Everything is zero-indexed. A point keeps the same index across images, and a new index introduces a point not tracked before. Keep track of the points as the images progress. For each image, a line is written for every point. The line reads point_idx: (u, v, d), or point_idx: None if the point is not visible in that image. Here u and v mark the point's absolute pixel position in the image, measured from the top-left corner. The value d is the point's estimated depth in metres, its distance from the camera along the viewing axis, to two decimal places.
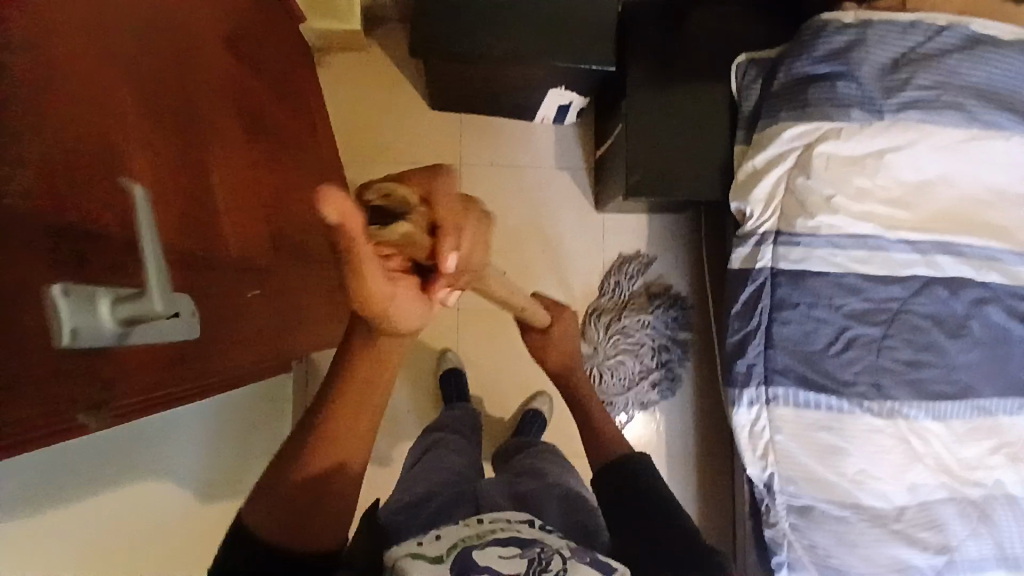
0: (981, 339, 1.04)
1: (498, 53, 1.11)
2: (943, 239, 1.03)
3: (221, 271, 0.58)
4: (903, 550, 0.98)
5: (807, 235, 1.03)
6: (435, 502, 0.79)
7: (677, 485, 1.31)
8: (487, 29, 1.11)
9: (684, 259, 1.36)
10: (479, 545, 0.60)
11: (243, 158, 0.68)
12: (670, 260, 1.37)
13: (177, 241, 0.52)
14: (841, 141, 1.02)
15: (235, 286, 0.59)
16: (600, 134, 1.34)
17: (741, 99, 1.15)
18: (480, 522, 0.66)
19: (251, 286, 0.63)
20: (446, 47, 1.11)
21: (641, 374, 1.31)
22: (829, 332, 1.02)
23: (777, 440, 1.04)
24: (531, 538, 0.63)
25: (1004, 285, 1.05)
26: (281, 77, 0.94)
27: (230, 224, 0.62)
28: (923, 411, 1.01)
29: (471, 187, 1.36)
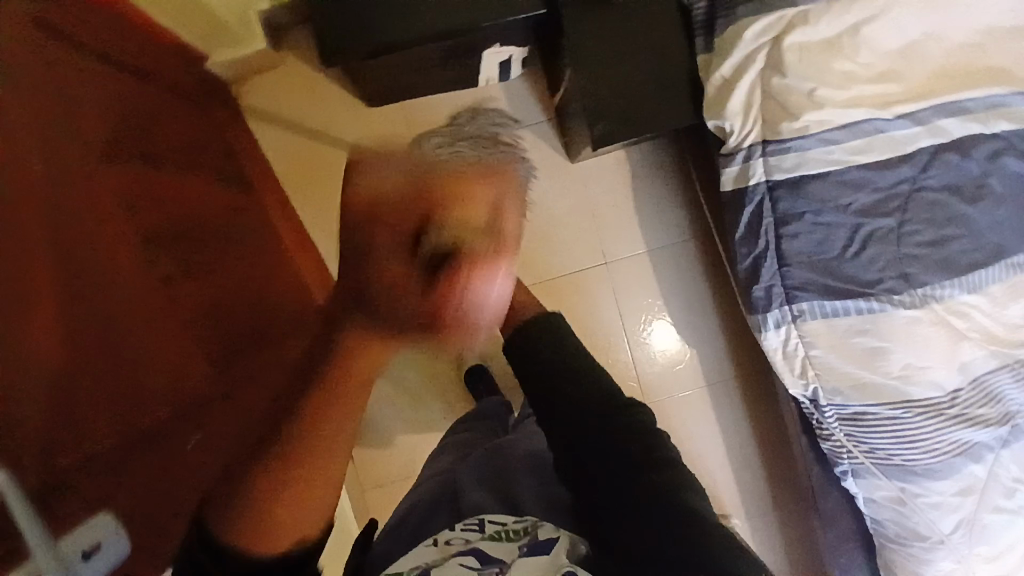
0: (1006, 194, 0.96)
1: (417, 37, 1.00)
2: (943, 102, 0.94)
3: (162, 444, 0.59)
4: (963, 431, 0.97)
5: (796, 138, 0.94)
6: (415, 517, 0.86)
7: (724, 412, 1.30)
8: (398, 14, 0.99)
9: (672, 186, 1.29)
10: (439, 567, 0.76)
11: (164, 291, 0.65)
12: (660, 190, 1.29)
13: (102, 442, 0.50)
14: (810, 26, 0.91)
15: (170, 445, 0.60)
16: (551, 79, 1.23)
17: (690, 0, 1.03)
18: (445, 543, 0.79)
19: (200, 427, 0.64)
20: (359, 48, 1.00)
21: None
22: (843, 235, 0.95)
23: (814, 355, 1.01)
24: (488, 540, 0.79)
25: (1017, 129, 0.96)
26: (198, 142, 0.86)
27: (163, 382, 0.61)
28: (959, 287, 0.95)
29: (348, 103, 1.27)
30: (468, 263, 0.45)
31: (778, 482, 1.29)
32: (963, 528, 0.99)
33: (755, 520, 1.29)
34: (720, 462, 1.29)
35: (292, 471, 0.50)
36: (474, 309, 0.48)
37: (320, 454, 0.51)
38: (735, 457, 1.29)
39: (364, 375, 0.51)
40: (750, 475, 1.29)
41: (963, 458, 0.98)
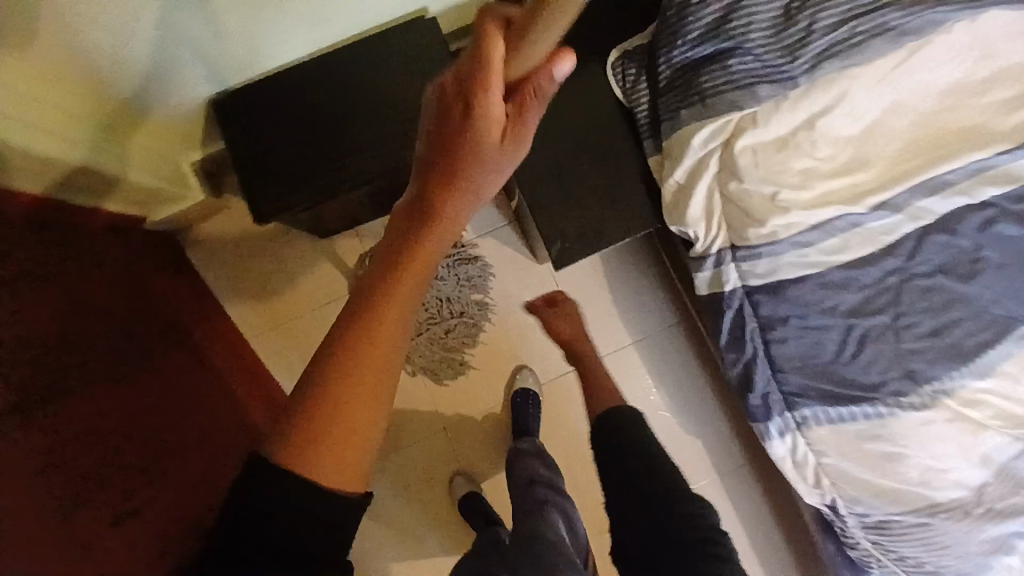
0: (1003, 265, 0.88)
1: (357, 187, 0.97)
2: (917, 181, 0.87)
3: None
4: (993, 527, 0.89)
5: (767, 244, 0.87)
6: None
7: (740, 500, 1.23)
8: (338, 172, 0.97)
9: (653, 284, 1.23)
10: None
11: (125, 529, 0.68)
12: (642, 287, 1.23)
13: None
14: (759, 128, 0.85)
15: None
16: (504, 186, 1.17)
17: (631, 104, 0.97)
18: None
19: None
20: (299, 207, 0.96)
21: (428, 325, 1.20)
22: (835, 338, 0.88)
23: (825, 463, 0.94)
24: None
25: (1005, 192, 0.88)
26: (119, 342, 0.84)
27: None
28: (970, 376, 0.87)
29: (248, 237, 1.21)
30: (463, 149, 0.40)
31: (808, 566, 1.22)
32: None
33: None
34: (744, 553, 1.22)
35: (359, 311, 0.42)
36: (457, 196, 0.42)
37: (372, 343, 0.42)
38: (759, 546, 1.22)
39: (421, 263, 0.43)
40: (777, 562, 1.22)
41: (1000, 555, 0.90)
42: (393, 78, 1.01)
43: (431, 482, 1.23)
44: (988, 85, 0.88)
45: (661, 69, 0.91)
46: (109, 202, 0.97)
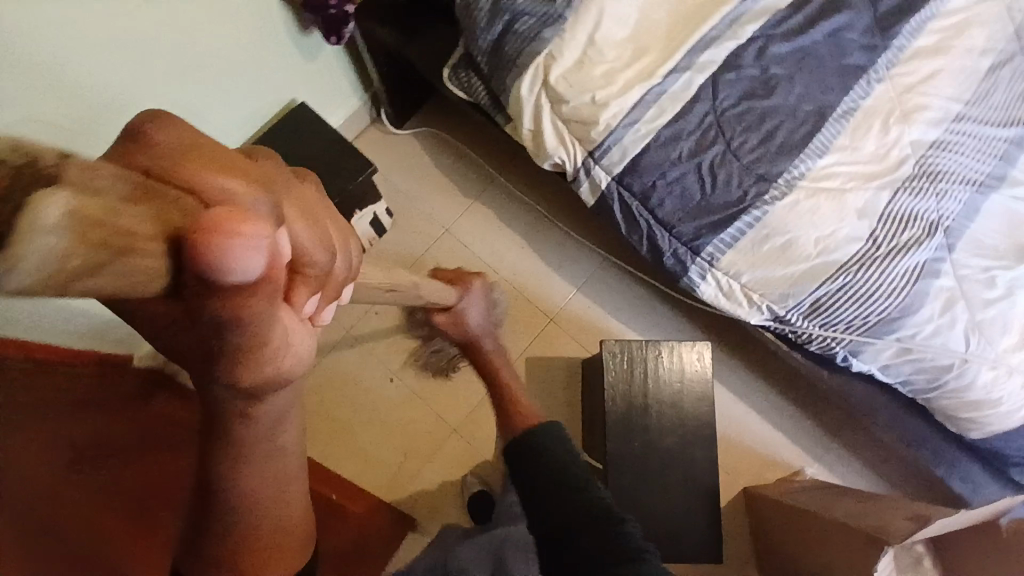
0: (792, 72, 1.10)
1: None
2: (692, 43, 1.09)
3: None
4: (909, 259, 1.00)
5: (609, 137, 1.08)
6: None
7: (725, 374, 1.30)
8: None
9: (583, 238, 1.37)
10: None
11: None
12: (573, 250, 1.38)
13: None
14: (558, 60, 1.07)
15: None
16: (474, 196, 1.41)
17: (474, 97, 1.22)
18: None
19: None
20: None
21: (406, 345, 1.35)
22: (694, 177, 1.06)
23: (746, 281, 1.06)
24: None
25: (763, 24, 1.11)
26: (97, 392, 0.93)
27: None
28: (813, 158, 1.05)
29: None
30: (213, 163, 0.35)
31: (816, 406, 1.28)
32: (975, 337, 0.99)
33: (822, 451, 1.26)
34: (752, 418, 1.28)
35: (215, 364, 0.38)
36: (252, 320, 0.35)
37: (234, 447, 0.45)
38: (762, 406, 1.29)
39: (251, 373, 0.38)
40: (787, 414, 1.28)
41: (924, 280, 1.00)
42: (291, 154, 1.23)
43: (447, 492, 1.28)
44: None
45: (479, 58, 1.16)
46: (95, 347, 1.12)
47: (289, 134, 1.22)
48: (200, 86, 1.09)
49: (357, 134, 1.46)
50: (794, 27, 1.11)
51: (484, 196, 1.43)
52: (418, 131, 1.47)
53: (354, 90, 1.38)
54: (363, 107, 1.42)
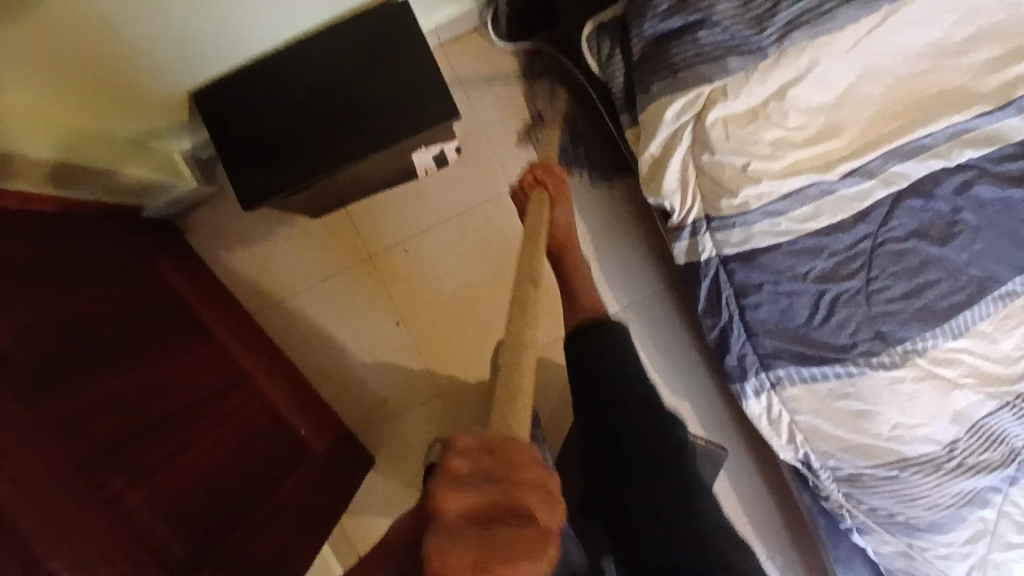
0: (981, 225, 0.90)
1: (345, 152, 0.99)
2: (891, 146, 0.87)
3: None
4: (968, 481, 0.93)
5: (739, 215, 0.89)
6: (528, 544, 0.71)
7: (732, 467, 1.18)
8: (327, 139, 1.00)
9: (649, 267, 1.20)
10: None
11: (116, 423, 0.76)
12: (636, 269, 1.21)
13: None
14: (729, 101, 0.85)
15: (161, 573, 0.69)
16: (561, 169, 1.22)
17: (608, 77, 0.99)
18: None
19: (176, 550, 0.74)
20: (289, 172, 0.99)
21: (427, 294, 1.26)
22: (808, 302, 0.91)
23: (799, 420, 0.96)
24: None
25: (984, 153, 0.90)
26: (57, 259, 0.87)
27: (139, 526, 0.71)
28: (944, 336, 0.90)
29: (237, 228, 1.24)
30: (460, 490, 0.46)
31: (799, 538, 1.18)
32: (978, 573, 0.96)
33: None
34: None
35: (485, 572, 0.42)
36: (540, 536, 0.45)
37: None
38: (750, 513, 1.18)
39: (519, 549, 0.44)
40: (768, 533, 1.18)
41: (969, 507, 0.94)
42: (373, 55, 1.01)
43: (410, 453, 1.25)
44: (968, 45, 0.90)
45: (633, 41, 0.91)
46: (69, 192, 0.99)
47: (374, 32, 1.01)
48: None
49: (455, 34, 1.21)
50: (1012, 172, 0.91)
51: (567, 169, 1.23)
52: (525, 60, 1.23)
53: None
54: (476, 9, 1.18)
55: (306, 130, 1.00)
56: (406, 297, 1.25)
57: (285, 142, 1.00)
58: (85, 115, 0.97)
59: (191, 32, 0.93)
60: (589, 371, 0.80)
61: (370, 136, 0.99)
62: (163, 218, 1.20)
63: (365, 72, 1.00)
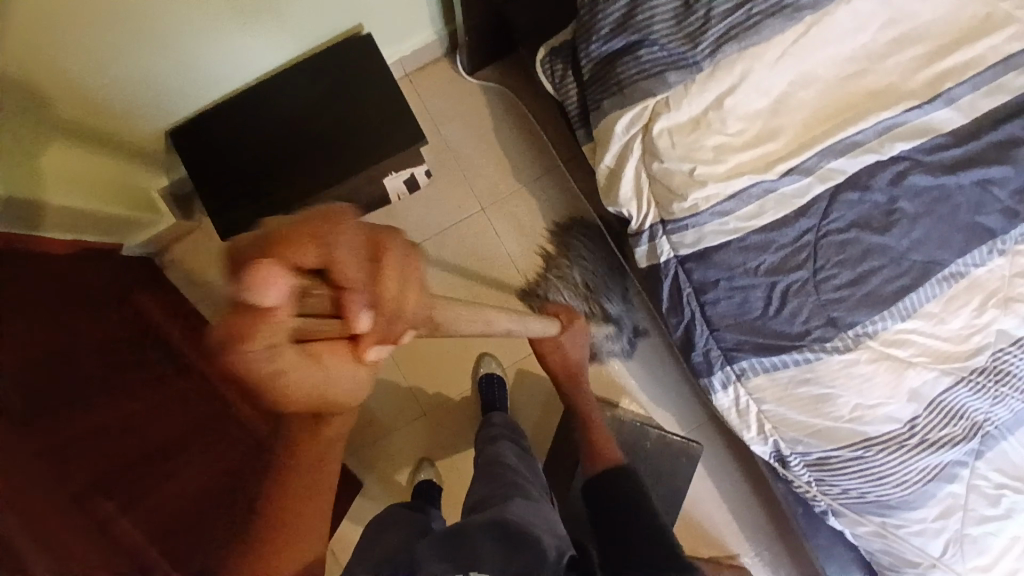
0: (919, 213, 0.96)
1: (320, 182, 1.05)
2: (827, 144, 0.94)
3: None
4: (931, 457, 0.97)
5: (690, 216, 0.94)
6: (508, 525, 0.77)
7: (711, 464, 1.22)
8: (301, 171, 1.05)
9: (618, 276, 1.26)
10: None
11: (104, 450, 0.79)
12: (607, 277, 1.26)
13: None
14: (672, 111, 0.91)
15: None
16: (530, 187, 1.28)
17: (563, 98, 1.06)
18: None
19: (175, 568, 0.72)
20: (266, 204, 1.04)
21: None
22: (761, 295, 0.96)
23: (766, 409, 1.00)
24: None
25: (916, 145, 0.97)
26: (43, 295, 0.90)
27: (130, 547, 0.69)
28: (892, 318, 0.95)
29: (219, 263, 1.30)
30: None
31: (783, 529, 1.20)
32: (953, 548, 0.99)
33: None
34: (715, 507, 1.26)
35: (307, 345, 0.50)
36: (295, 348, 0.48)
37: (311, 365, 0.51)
38: (733, 508, 1.21)
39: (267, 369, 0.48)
40: (753, 527, 1.21)
41: (937, 482, 0.97)
42: (340, 89, 1.07)
43: (400, 471, 1.28)
44: (892, 47, 0.97)
45: (582, 61, 0.98)
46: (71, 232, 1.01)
47: (341, 67, 1.07)
48: None
49: (420, 66, 1.28)
50: (943, 161, 0.97)
51: (535, 187, 1.29)
52: (487, 86, 1.30)
53: (432, 23, 1.20)
54: (438, 42, 1.25)
55: (280, 164, 1.05)
56: None
57: (262, 176, 1.05)
58: (77, 157, 1.00)
59: (164, 75, 0.99)
60: (617, 486, 0.97)
61: (344, 166, 1.05)
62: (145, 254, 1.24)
63: (334, 105, 1.07)
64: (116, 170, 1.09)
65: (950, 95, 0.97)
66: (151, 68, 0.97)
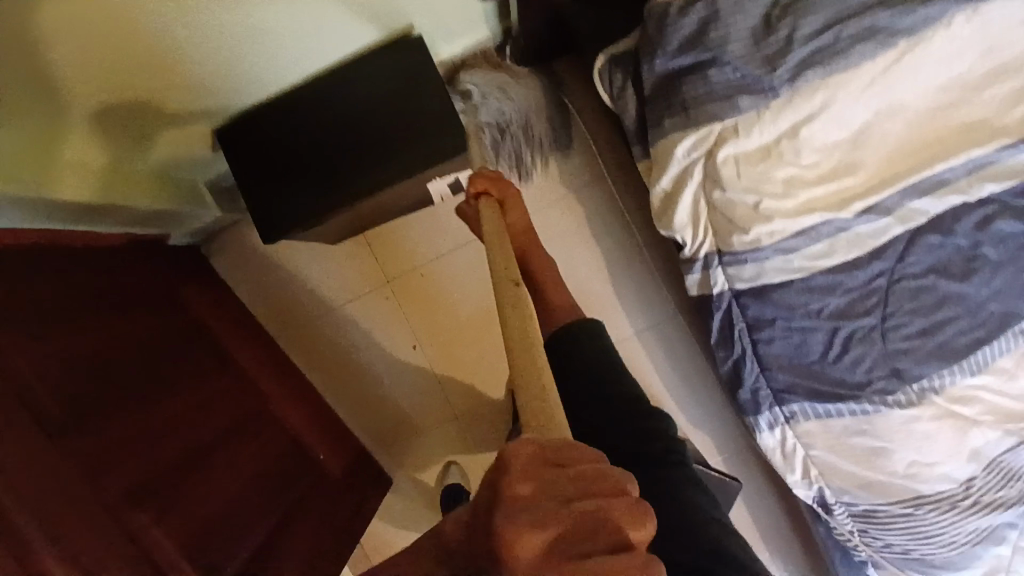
0: (1003, 260, 0.88)
1: (364, 187, 1.01)
2: (910, 182, 0.86)
3: None
4: (984, 518, 0.91)
5: (751, 251, 0.88)
6: None
7: (745, 493, 1.18)
8: (344, 174, 1.02)
9: (664, 294, 1.21)
10: None
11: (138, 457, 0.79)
12: (651, 295, 1.21)
13: None
14: (740, 139, 0.85)
15: None
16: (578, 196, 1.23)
17: (620, 111, 0.99)
18: None
19: None
20: (308, 207, 1.02)
21: (444, 317, 1.28)
22: (822, 339, 0.90)
23: (814, 455, 0.95)
24: None
25: (1009, 187, 0.88)
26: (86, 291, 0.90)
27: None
28: (961, 373, 0.88)
29: (258, 254, 1.28)
30: None
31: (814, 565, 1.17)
32: None
33: None
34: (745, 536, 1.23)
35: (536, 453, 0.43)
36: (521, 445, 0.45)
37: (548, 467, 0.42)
38: (763, 540, 1.18)
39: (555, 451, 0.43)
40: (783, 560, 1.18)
41: (985, 544, 0.93)
42: (388, 90, 1.02)
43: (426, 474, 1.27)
44: (995, 74, 0.88)
45: (645, 76, 0.91)
46: (83, 225, 0.99)
47: (389, 67, 1.03)
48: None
49: None
50: None
51: (582, 194, 1.23)
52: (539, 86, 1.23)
53: (486, 19, 1.13)
54: (492, 38, 1.19)
55: (323, 167, 1.02)
56: (423, 317, 1.28)
57: (304, 178, 1.02)
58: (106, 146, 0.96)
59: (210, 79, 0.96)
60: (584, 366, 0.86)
61: (388, 172, 1.01)
62: (186, 243, 1.24)
63: (382, 105, 1.02)
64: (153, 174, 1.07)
65: None
66: (197, 76, 0.94)
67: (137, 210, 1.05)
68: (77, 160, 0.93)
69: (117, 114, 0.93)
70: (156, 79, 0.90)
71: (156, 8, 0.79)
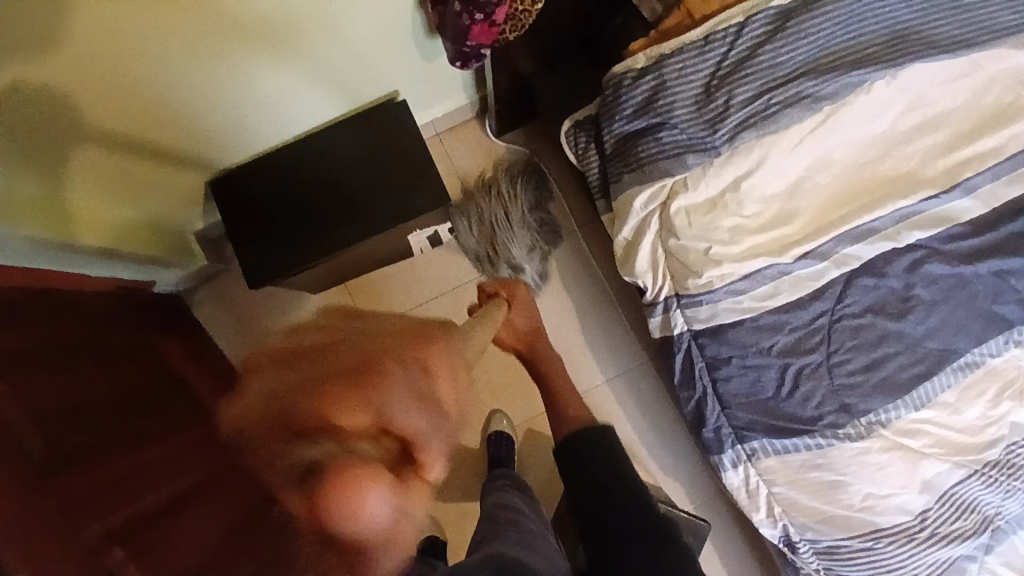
0: (935, 300, 0.96)
1: (346, 238, 1.08)
2: (845, 229, 0.95)
3: None
4: (941, 550, 0.94)
5: (705, 293, 0.95)
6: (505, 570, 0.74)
7: (717, 537, 1.20)
8: (328, 227, 1.09)
9: (631, 341, 1.27)
10: None
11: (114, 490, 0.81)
12: (620, 341, 1.27)
13: None
14: (691, 191, 0.93)
15: None
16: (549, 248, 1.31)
17: (584, 169, 1.09)
18: None
19: None
20: (292, 257, 1.08)
21: None
22: (774, 376, 0.96)
23: (775, 492, 0.99)
24: None
25: (934, 234, 0.97)
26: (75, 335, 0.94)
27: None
28: (906, 407, 0.94)
29: (243, 305, 1.33)
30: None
31: None
32: None
33: None
34: None
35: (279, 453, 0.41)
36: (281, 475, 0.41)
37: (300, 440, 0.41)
38: None
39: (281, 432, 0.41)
40: None
41: None
42: (371, 150, 1.11)
43: None
44: (912, 135, 0.99)
45: (606, 137, 1.01)
46: (71, 268, 1.04)
47: (371, 128, 1.12)
48: (304, 56, 1.02)
49: (449, 126, 1.33)
50: (962, 250, 0.98)
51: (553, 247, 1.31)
52: (512, 148, 1.34)
53: (462, 88, 1.25)
54: (468, 105, 1.30)
55: (308, 219, 1.09)
56: None
57: (290, 230, 1.09)
58: (103, 196, 1.03)
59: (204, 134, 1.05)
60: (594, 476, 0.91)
61: (369, 225, 1.08)
62: (172, 293, 1.29)
63: (365, 163, 1.11)
64: (146, 225, 1.13)
65: (970, 184, 0.98)
66: (191, 132, 1.04)
67: (123, 255, 1.11)
68: (74, 207, 0.99)
69: (115, 166, 1.00)
70: (157, 133, 1.00)
71: (158, 66, 0.90)
